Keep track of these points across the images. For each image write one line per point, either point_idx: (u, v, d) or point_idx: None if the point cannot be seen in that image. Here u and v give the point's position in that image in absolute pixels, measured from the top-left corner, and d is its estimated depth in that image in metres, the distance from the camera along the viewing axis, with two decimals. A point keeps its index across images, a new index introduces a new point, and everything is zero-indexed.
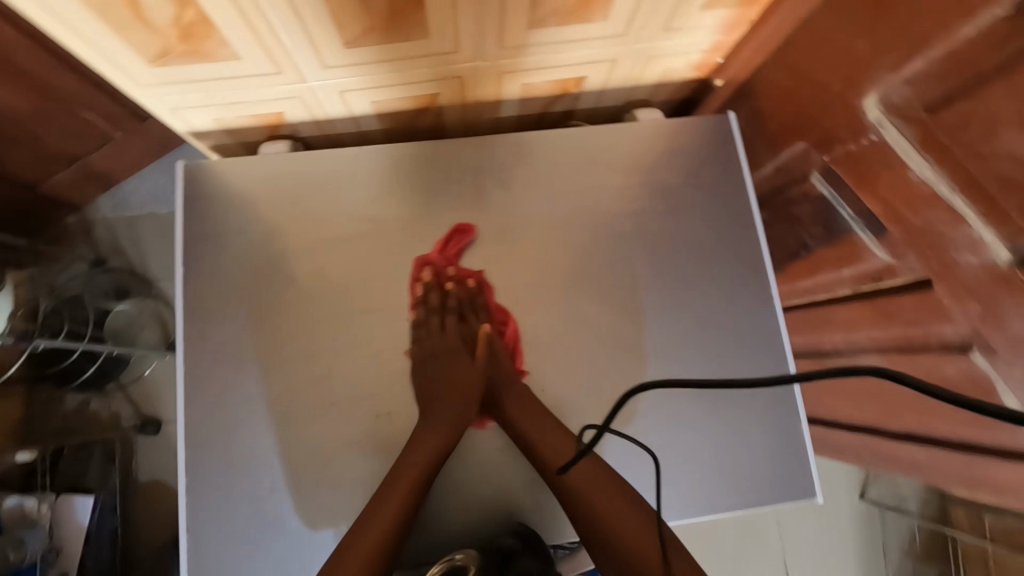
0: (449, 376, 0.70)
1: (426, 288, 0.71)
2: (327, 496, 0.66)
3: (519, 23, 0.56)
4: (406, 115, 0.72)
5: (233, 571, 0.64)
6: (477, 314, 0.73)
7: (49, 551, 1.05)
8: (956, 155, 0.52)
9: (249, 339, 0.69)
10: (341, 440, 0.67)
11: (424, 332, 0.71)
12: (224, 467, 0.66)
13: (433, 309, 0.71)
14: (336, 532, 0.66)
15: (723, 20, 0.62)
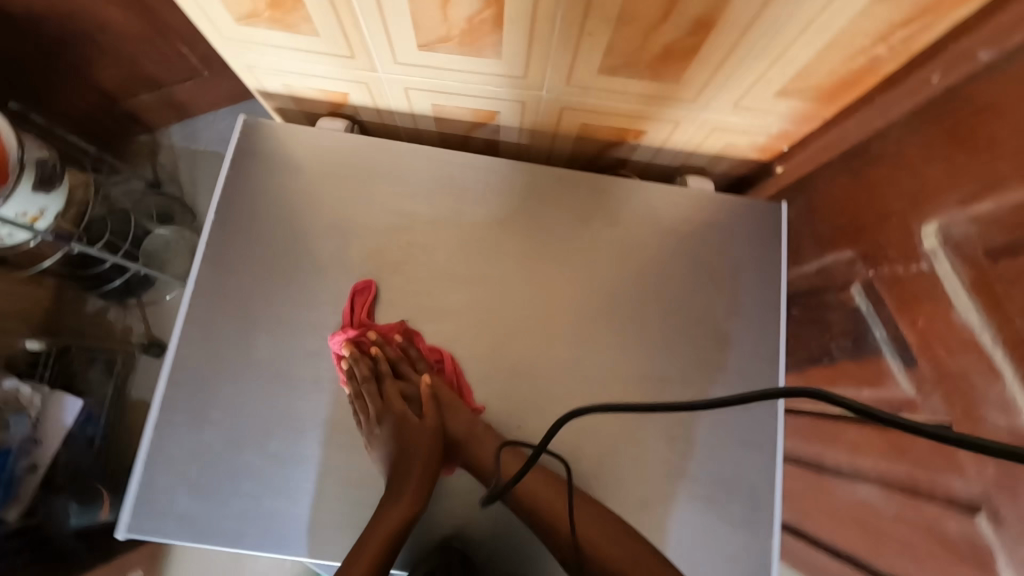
0: (402, 434, 0.67)
1: (353, 362, 0.68)
2: (284, 479, 0.65)
3: (589, 67, 0.57)
4: (463, 125, 0.74)
5: (175, 531, 0.63)
6: (411, 366, 0.72)
7: (28, 440, 1.06)
8: (1009, 309, 0.49)
9: (255, 302, 0.68)
10: (315, 421, 0.67)
11: (362, 406, 0.67)
12: (193, 422, 0.65)
13: (364, 377, 0.67)
14: (284, 516, 0.64)
15: (796, 112, 0.61)
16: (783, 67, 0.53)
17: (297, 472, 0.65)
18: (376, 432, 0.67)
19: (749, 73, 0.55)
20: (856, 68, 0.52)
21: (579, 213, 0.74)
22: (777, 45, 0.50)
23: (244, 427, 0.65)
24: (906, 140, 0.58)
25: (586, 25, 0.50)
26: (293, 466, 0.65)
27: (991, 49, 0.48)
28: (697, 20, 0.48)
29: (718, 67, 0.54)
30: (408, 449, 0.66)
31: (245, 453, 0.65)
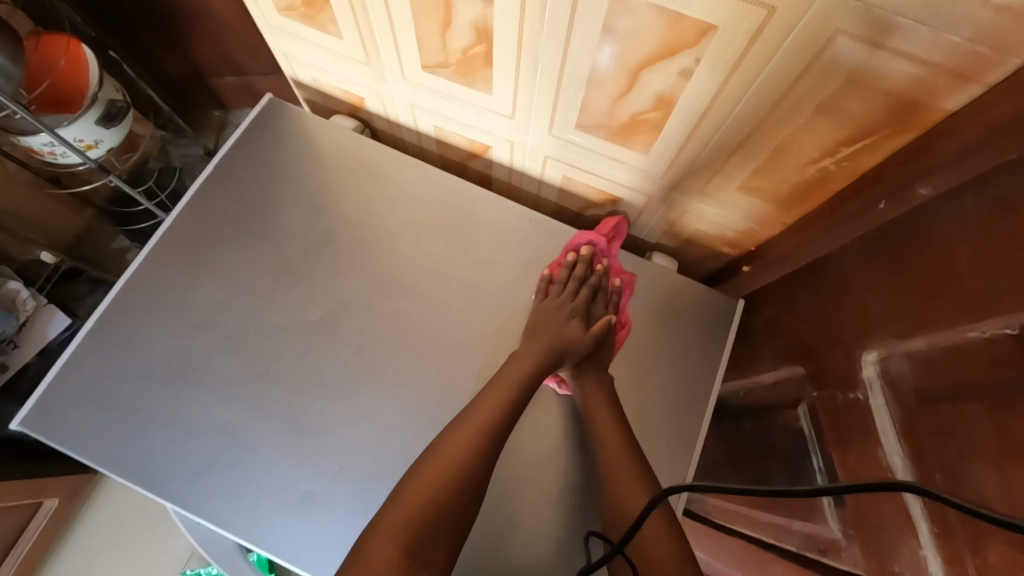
0: (564, 332, 0.69)
1: (578, 258, 0.72)
2: (180, 422, 0.64)
3: (567, 121, 0.61)
4: (461, 153, 0.79)
5: (63, 435, 0.63)
6: (605, 307, 0.73)
7: (9, 341, 1.15)
8: (930, 465, 0.47)
9: (223, 252, 0.72)
10: (226, 373, 0.66)
11: (555, 289, 0.71)
12: (124, 343, 0.67)
13: (576, 276, 0.71)
14: (163, 461, 0.62)
15: (758, 211, 0.62)
16: (739, 162, 0.56)
17: (195, 419, 0.64)
18: (546, 310, 0.70)
19: (709, 160, 0.58)
20: (807, 179, 0.54)
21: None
22: (733, 138, 0.53)
23: (164, 359, 0.66)
24: (857, 264, 0.58)
25: (562, 79, 0.55)
26: (194, 413, 0.64)
27: (928, 186, 0.48)
28: (658, 96, 0.52)
29: (681, 147, 0.57)
30: (556, 336, 0.68)
31: (158, 384, 0.65)
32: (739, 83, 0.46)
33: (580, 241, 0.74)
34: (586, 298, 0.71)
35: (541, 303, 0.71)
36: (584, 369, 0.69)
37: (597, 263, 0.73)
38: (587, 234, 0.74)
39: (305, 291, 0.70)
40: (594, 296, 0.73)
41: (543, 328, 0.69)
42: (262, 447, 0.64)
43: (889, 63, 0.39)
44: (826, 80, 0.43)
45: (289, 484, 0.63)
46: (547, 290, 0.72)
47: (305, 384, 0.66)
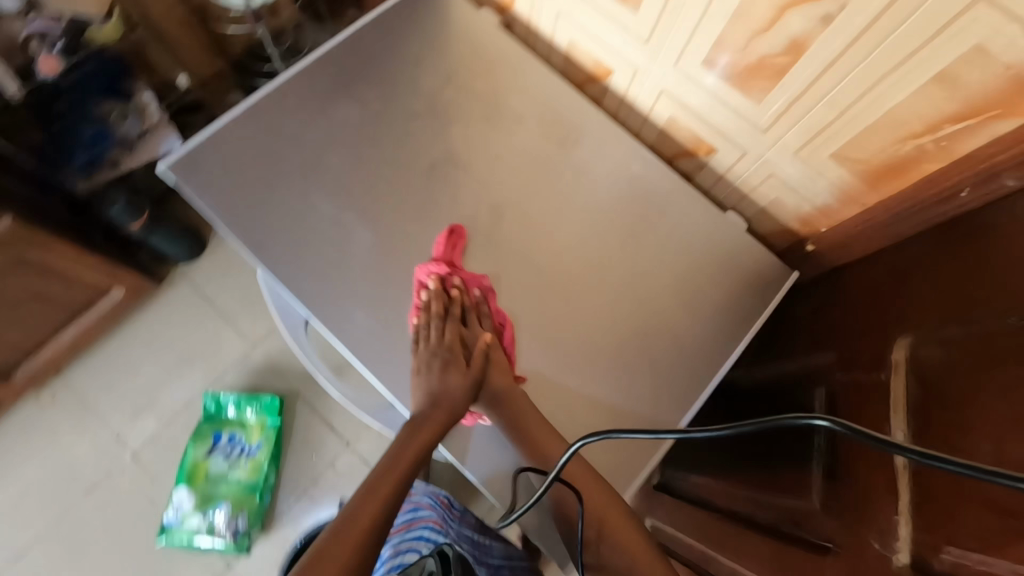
0: (449, 388, 0.68)
1: (431, 295, 0.71)
2: (286, 211, 0.73)
3: (698, 53, 0.67)
4: (582, 74, 0.86)
5: (194, 189, 0.72)
6: (478, 322, 0.73)
7: (128, 143, 1.30)
8: (933, 430, 0.51)
9: (359, 88, 0.80)
10: (332, 186, 0.75)
11: (423, 338, 0.69)
12: (261, 133, 0.76)
13: (434, 315, 0.70)
14: (265, 237, 0.71)
15: (844, 185, 0.67)
16: (845, 125, 0.60)
17: (302, 210, 0.73)
18: (423, 368, 0.68)
19: (816, 120, 0.62)
20: (903, 155, 0.58)
21: (640, 201, 0.80)
22: (845, 97, 0.58)
23: (288, 157, 0.75)
24: (920, 255, 0.62)
25: (710, 6, 0.61)
26: (304, 206, 0.73)
27: (1016, 177, 0.51)
28: (792, 40, 0.57)
29: (796, 99, 0.62)
30: (443, 394, 0.67)
31: (280, 176, 0.74)
32: (876, 34, 0.51)
33: (425, 276, 0.72)
34: (453, 336, 0.70)
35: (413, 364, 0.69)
36: (495, 394, 0.70)
37: (451, 290, 0.72)
38: (425, 270, 0.72)
39: (415, 142, 0.79)
40: (464, 322, 0.72)
41: (432, 395, 0.67)
42: (344, 255, 0.72)
43: (1019, 37, 0.44)
44: (956, 45, 0.47)
45: (359, 291, 0.71)
46: (416, 342, 0.70)
47: (394, 215, 0.75)
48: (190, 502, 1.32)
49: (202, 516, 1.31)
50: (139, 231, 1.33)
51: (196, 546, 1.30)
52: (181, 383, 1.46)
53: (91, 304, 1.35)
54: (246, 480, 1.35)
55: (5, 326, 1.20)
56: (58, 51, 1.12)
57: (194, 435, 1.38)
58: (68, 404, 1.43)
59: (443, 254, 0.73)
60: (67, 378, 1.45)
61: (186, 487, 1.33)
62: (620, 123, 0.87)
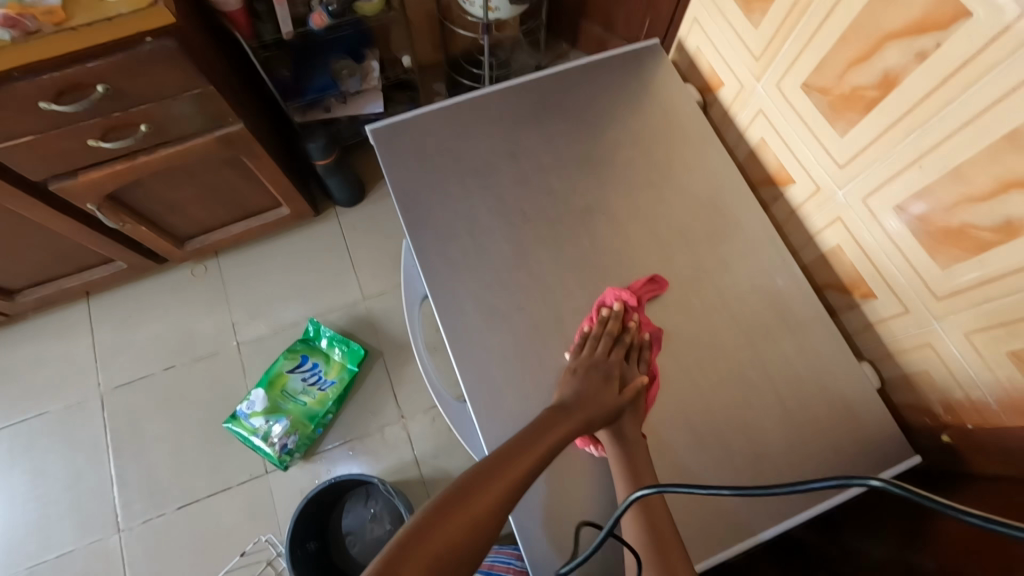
0: (584, 400, 0.67)
1: (611, 314, 0.73)
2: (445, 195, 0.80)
3: (893, 194, 0.63)
4: (762, 173, 0.85)
5: (385, 150, 0.82)
6: (636, 364, 0.73)
7: (344, 96, 1.53)
8: None
9: (549, 116, 0.86)
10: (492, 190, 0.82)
11: (589, 346, 0.72)
12: (455, 126, 0.85)
13: (608, 333, 0.72)
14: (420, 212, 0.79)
15: (1014, 389, 0.59)
16: None
17: (462, 201, 0.80)
18: (580, 372, 0.70)
19: (1006, 310, 0.56)
20: None
21: (772, 316, 0.76)
22: None
23: (468, 152, 0.83)
24: None
25: (923, 156, 0.59)
26: (466, 198, 0.80)
27: None
28: (1007, 220, 0.53)
29: (989, 280, 0.56)
30: (587, 401, 0.67)
31: (454, 166, 0.82)
32: None
33: (612, 298, 0.74)
34: (617, 357, 0.71)
35: (575, 364, 0.71)
36: (623, 430, 0.67)
37: (628, 319, 0.73)
38: (615, 289, 0.74)
39: (578, 179, 0.83)
40: (626, 355, 0.73)
41: (575, 398, 0.67)
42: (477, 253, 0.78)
43: None
44: None
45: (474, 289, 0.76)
46: (581, 347, 0.72)
47: (534, 234, 0.79)
48: (261, 404, 1.45)
49: (265, 420, 1.43)
50: (322, 167, 1.54)
51: (250, 443, 1.42)
52: (298, 303, 1.64)
53: (263, 210, 1.59)
54: (310, 406, 1.46)
55: (199, 203, 1.45)
56: (329, 12, 1.30)
57: (289, 350, 1.53)
58: (212, 282, 1.68)
59: (635, 289, 0.76)
60: (220, 261, 1.70)
61: (263, 390, 1.47)
62: (780, 232, 0.84)
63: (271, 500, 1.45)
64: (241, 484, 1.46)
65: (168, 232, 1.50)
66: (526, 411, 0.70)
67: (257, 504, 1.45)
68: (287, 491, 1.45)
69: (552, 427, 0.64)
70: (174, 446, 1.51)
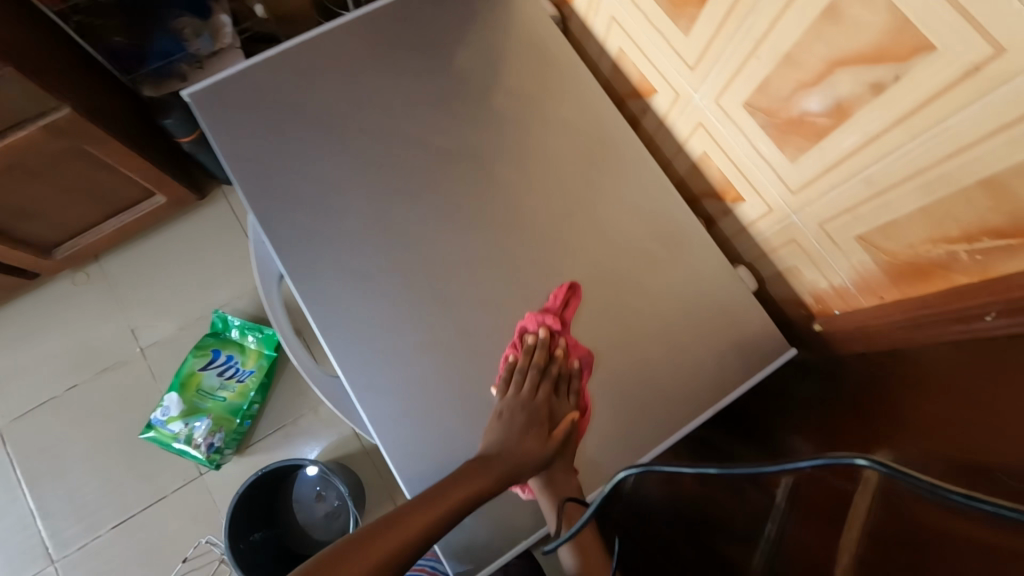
0: (515, 450, 0.62)
1: (535, 344, 0.67)
2: (284, 156, 0.71)
3: (741, 90, 0.61)
4: (627, 87, 0.80)
5: (207, 116, 0.72)
6: (566, 396, 0.67)
7: (199, 59, 1.33)
8: None
9: (391, 48, 0.77)
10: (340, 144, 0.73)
11: (516, 383, 0.65)
12: (286, 74, 0.74)
13: (535, 367, 0.65)
14: (259, 178, 0.70)
15: (865, 272, 0.60)
16: (877, 208, 0.53)
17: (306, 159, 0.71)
18: (508, 414, 0.64)
19: (847, 195, 0.56)
20: (930, 259, 0.52)
21: (650, 230, 0.74)
22: (882, 179, 0.51)
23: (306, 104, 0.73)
24: (931, 374, 0.55)
25: (759, 46, 0.56)
26: (310, 156, 0.72)
27: None
28: (837, 102, 0.51)
29: (831, 167, 0.56)
30: (515, 451, 0.62)
31: (292, 122, 0.73)
32: (924, 119, 0.45)
33: (534, 323, 0.68)
34: (546, 394, 0.65)
35: (504, 406, 0.64)
36: (554, 478, 0.64)
37: (556, 348, 0.68)
38: (538, 316, 0.68)
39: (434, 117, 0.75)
40: (554, 388, 0.67)
41: (503, 446, 0.62)
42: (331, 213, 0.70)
43: None
44: (1009, 152, 0.41)
45: (330, 253, 0.69)
46: (508, 385, 0.65)
47: (388, 182, 0.71)
48: (177, 408, 1.37)
49: (184, 423, 1.36)
50: (189, 146, 1.41)
51: (174, 449, 1.35)
52: (199, 296, 1.53)
53: (135, 202, 1.43)
54: (231, 401, 1.39)
55: (53, 205, 1.29)
56: None
57: (197, 347, 1.44)
58: (99, 289, 1.54)
59: (557, 310, 0.69)
60: (103, 264, 1.55)
61: (177, 393, 1.38)
62: (654, 147, 0.82)
63: (210, 499, 1.40)
64: (176, 490, 1.40)
65: (27, 242, 1.34)
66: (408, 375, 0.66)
67: (198, 507, 1.39)
68: (227, 488, 1.40)
69: (484, 473, 0.60)
70: (94, 467, 1.41)
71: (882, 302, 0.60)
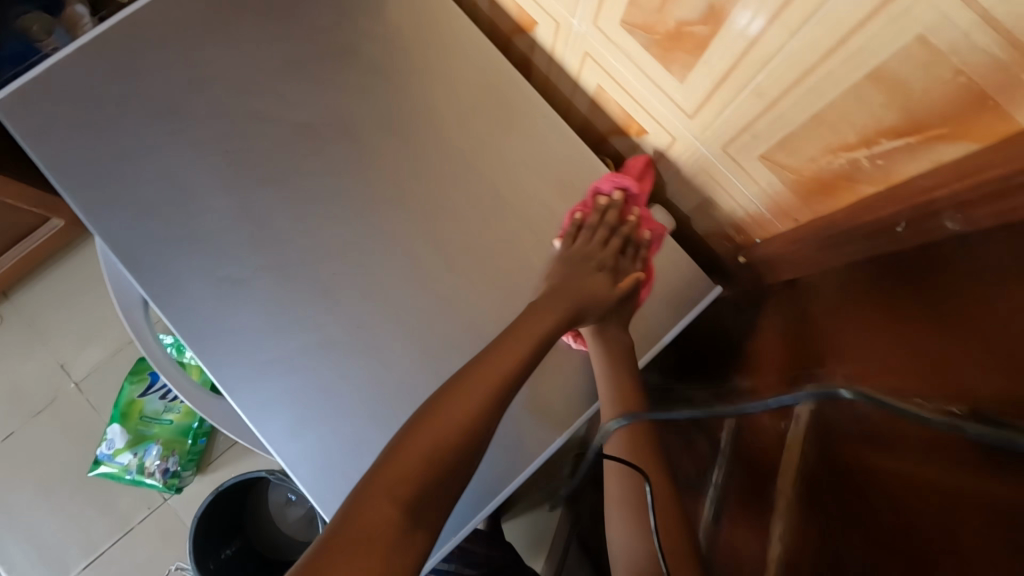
0: (579, 288, 0.57)
1: (609, 203, 0.63)
2: (119, 157, 0.61)
3: (616, 7, 0.53)
4: (509, 23, 0.72)
5: (12, 117, 0.60)
6: (633, 260, 0.62)
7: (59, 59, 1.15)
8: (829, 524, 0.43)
9: (225, 8, 0.65)
10: (180, 130, 0.62)
11: (583, 235, 0.61)
12: (101, 54, 0.62)
13: (606, 222, 0.61)
14: (92, 186, 0.60)
15: (774, 194, 0.54)
16: (771, 122, 0.47)
17: (145, 155, 0.61)
18: (570, 261, 0.60)
19: (741, 112, 0.49)
20: (833, 172, 0.46)
21: (554, 179, 0.66)
22: (771, 88, 0.45)
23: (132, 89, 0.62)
24: (851, 293, 0.51)
25: None
26: (147, 151, 0.61)
27: (957, 219, 0.38)
28: (710, 6, 0.44)
29: (719, 81, 0.49)
30: (579, 286, 0.57)
31: (120, 114, 0.61)
32: (801, 10, 0.38)
33: (608, 184, 0.64)
34: (614, 249, 0.60)
35: (568, 253, 0.60)
36: (607, 329, 0.60)
37: (629, 210, 0.63)
38: (615, 175, 0.64)
39: (291, 86, 0.64)
40: (622, 250, 0.62)
41: (565, 284, 0.57)
42: (187, 215, 0.60)
43: (972, 31, 0.30)
44: (893, 35, 0.34)
45: (189, 261, 0.60)
46: (576, 236, 0.61)
47: (246, 172, 0.62)
48: (122, 439, 1.30)
49: (133, 453, 1.29)
50: None
51: (129, 480, 1.30)
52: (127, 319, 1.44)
53: (29, 229, 1.31)
54: (178, 422, 1.32)
55: None
56: None
57: (132, 373, 1.35)
58: (16, 328, 1.43)
59: (636, 175, 0.65)
60: (15, 301, 1.44)
61: (119, 424, 1.31)
62: (553, 88, 0.74)
63: (181, 524, 1.35)
64: (143, 520, 1.35)
65: None
66: (292, 383, 0.58)
67: (169, 532, 1.35)
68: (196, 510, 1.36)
69: (547, 309, 0.55)
70: (50, 512, 1.35)
71: (796, 225, 0.55)
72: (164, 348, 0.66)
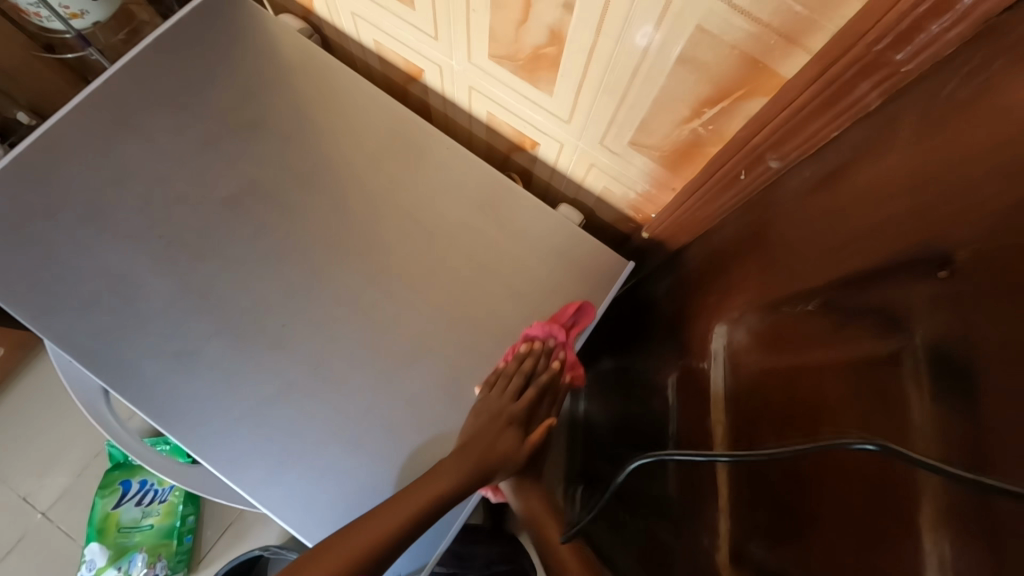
0: (491, 444, 0.62)
1: (532, 352, 0.64)
2: (56, 262, 0.64)
3: (482, 46, 0.61)
4: (400, 74, 0.80)
5: None
6: (548, 403, 0.68)
7: None
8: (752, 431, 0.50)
9: (135, 109, 0.70)
10: (111, 225, 0.66)
11: (500, 385, 0.64)
12: (25, 172, 0.66)
13: (524, 371, 0.64)
14: (35, 294, 0.63)
15: (650, 171, 0.63)
16: (627, 111, 0.56)
17: (82, 255, 0.64)
18: (486, 411, 0.63)
19: (603, 109, 0.58)
20: (684, 140, 0.55)
21: (468, 198, 0.73)
22: (617, 84, 0.54)
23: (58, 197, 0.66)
24: (727, 238, 0.59)
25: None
26: (83, 250, 0.65)
27: (776, 156, 0.48)
28: (550, 30, 0.53)
29: (580, 87, 0.58)
30: (490, 441, 0.62)
31: (50, 221, 0.65)
32: (614, 21, 0.47)
33: (541, 331, 0.65)
34: (530, 399, 0.65)
35: (483, 402, 0.63)
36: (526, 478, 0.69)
37: (554, 355, 0.66)
38: (547, 324, 0.65)
39: (210, 166, 0.70)
40: (541, 393, 0.66)
41: (478, 434, 0.62)
42: (132, 301, 0.64)
43: (728, 15, 0.40)
44: (680, 28, 0.44)
45: (142, 343, 0.63)
46: (494, 382, 0.64)
47: (182, 250, 0.66)
48: (103, 557, 1.25)
49: (117, 568, 1.24)
50: None
51: None
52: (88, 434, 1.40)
53: None
54: (160, 525, 1.28)
55: None
56: None
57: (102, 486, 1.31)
58: None
59: (568, 320, 0.66)
60: None
61: (97, 541, 1.26)
62: (452, 122, 0.82)
63: None
64: None
65: None
66: (262, 434, 0.62)
67: None
68: None
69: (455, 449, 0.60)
70: None
71: (676, 193, 0.64)
72: (136, 437, 0.68)
